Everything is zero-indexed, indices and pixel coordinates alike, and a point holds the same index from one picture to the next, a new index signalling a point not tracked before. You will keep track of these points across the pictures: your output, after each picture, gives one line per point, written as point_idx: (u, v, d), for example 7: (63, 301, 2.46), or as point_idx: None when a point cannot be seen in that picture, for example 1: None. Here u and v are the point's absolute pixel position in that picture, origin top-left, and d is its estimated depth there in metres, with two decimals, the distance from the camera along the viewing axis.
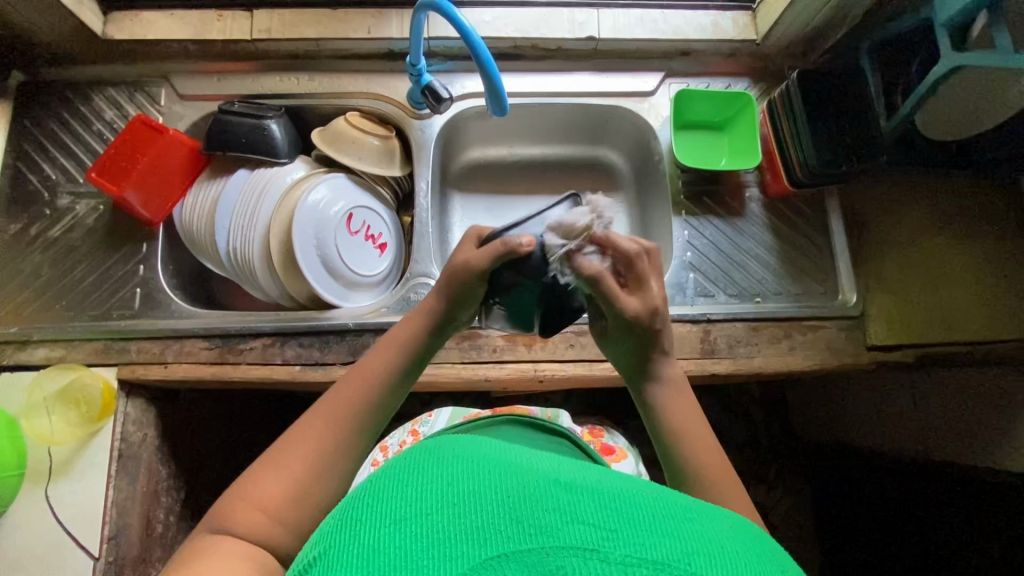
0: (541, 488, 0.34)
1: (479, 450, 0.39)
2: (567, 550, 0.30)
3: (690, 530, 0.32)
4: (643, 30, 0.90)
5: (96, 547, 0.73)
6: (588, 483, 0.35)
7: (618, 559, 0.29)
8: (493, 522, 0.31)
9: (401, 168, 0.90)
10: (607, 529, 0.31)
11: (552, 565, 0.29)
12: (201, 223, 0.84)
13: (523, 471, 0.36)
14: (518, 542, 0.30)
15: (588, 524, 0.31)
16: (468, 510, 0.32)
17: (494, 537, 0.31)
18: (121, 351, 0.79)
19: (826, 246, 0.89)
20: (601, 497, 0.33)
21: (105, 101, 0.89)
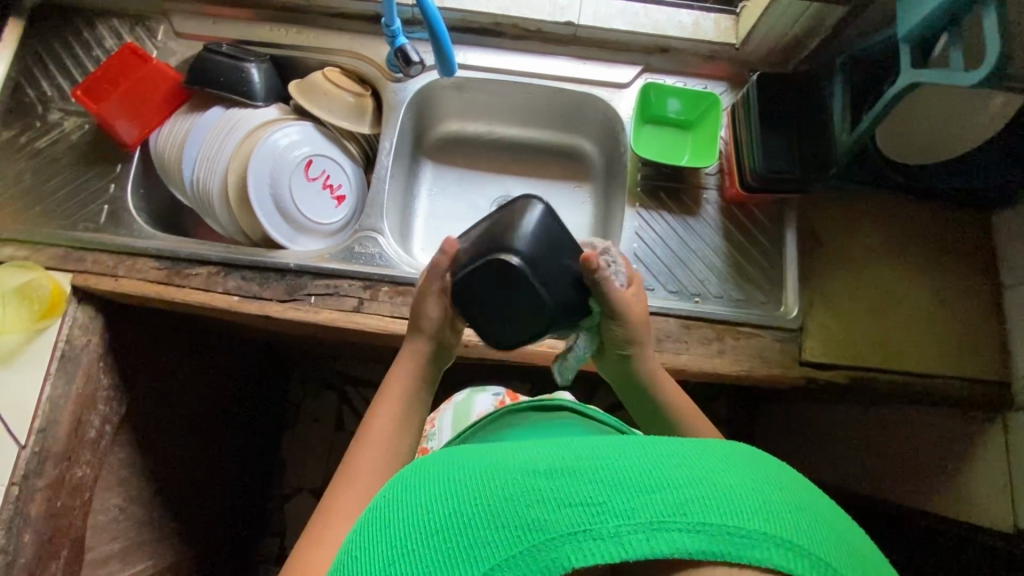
0: (522, 483, 0.35)
1: (461, 460, 0.40)
2: (562, 540, 0.33)
3: (678, 474, 0.34)
4: (623, 21, 0.92)
5: (24, 435, 0.78)
6: (564, 460, 0.36)
7: (609, 532, 0.32)
8: (481, 535, 0.34)
9: (371, 128, 0.93)
10: (594, 509, 0.33)
11: (549, 557, 0.32)
12: (172, 153, 0.88)
13: (505, 466, 0.37)
14: (515, 543, 0.33)
15: (574, 505, 0.33)
16: (454, 528, 0.35)
17: (485, 551, 0.33)
18: (79, 260, 0.84)
19: (777, 256, 0.87)
20: (583, 474, 0.35)
21: (108, 30, 0.95)
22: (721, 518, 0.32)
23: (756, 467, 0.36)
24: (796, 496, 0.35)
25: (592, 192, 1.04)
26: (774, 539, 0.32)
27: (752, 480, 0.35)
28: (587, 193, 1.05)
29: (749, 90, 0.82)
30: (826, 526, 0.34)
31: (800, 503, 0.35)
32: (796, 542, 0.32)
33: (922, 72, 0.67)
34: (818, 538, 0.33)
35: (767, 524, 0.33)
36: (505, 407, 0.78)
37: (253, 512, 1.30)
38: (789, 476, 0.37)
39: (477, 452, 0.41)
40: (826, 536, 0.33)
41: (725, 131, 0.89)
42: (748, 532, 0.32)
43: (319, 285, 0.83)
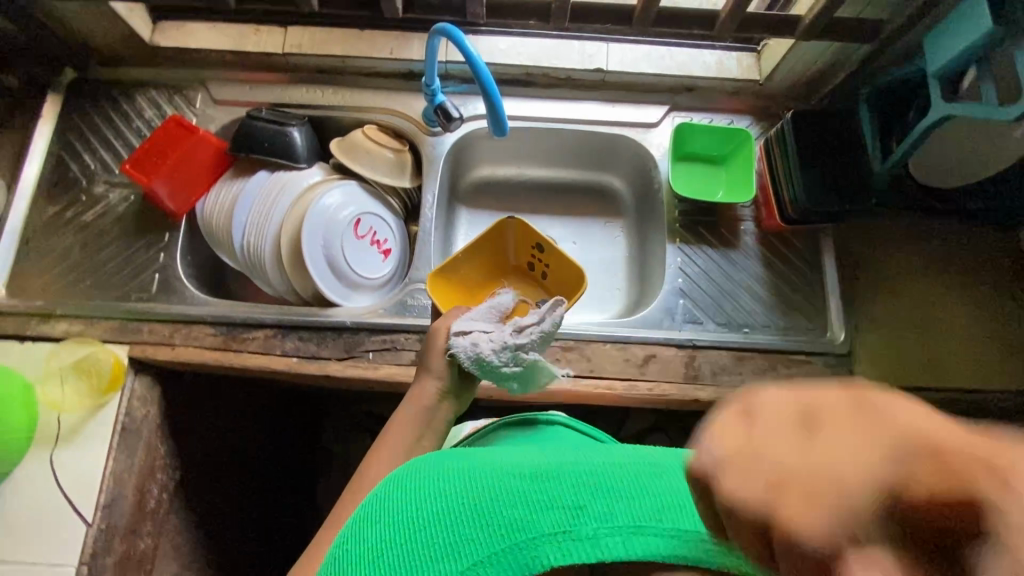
0: (519, 487, 0.49)
1: (469, 461, 0.54)
2: (542, 537, 0.45)
3: None
4: (649, 65, 0.95)
5: (91, 513, 0.77)
6: (551, 470, 0.50)
7: (587, 535, 0.45)
8: (483, 521, 0.47)
9: (411, 181, 0.95)
10: (574, 512, 0.46)
11: (532, 552, 0.45)
12: (221, 218, 0.90)
13: (499, 474, 0.51)
14: (505, 532, 0.46)
15: (559, 508, 0.46)
16: (460, 520, 0.48)
17: (482, 536, 0.47)
18: (135, 331, 0.85)
19: (819, 283, 0.89)
20: (568, 483, 0.48)
21: (147, 101, 0.97)
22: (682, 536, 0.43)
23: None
24: None
25: (625, 227, 1.06)
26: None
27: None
28: (620, 228, 1.07)
29: (784, 127, 0.85)
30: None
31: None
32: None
33: (954, 105, 0.70)
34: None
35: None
36: (497, 421, 0.79)
37: None
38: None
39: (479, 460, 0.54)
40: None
41: (759, 163, 0.92)
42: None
43: (376, 341, 0.84)
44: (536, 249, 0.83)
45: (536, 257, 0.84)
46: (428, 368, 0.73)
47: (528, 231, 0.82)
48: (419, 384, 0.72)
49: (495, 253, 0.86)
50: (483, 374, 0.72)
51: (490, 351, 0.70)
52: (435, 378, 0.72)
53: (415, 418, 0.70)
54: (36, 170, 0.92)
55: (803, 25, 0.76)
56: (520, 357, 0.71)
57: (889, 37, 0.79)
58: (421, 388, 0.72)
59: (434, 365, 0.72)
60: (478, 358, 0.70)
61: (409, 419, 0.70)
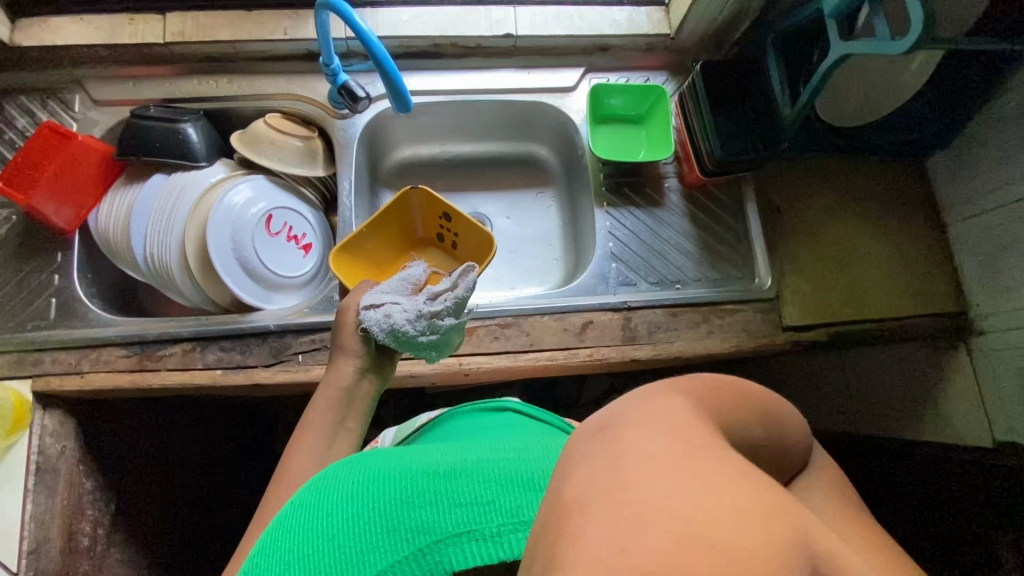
0: (419, 485, 0.43)
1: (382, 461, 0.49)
2: (446, 540, 0.39)
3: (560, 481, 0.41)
4: (559, 26, 0.92)
5: (14, 562, 0.72)
6: (464, 466, 0.44)
7: (494, 531, 0.39)
8: (385, 530, 0.40)
9: (325, 169, 0.90)
10: (481, 509, 0.40)
11: (435, 556, 0.39)
12: (117, 230, 0.83)
13: (405, 475, 0.45)
14: (406, 546, 0.40)
15: (467, 505, 0.40)
16: (362, 528, 0.41)
17: (383, 542, 0.40)
18: (36, 362, 0.78)
19: (744, 231, 0.91)
20: (477, 478, 0.42)
21: (17, 109, 0.87)
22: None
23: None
24: None
25: (556, 196, 1.05)
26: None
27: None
28: (551, 197, 1.05)
29: (694, 79, 0.85)
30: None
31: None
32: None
33: (852, 44, 0.71)
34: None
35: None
36: (450, 409, 0.79)
37: None
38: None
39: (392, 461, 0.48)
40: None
41: (677, 118, 0.91)
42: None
43: (305, 341, 0.80)
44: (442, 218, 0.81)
45: (443, 225, 0.81)
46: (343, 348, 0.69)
47: (431, 200, 0.79)
48: (336, 365, 0.68)
49: (399, 226, 0.82)
50: (398, 346, 0.70)
51: (405, 321, 0.68)
52: (354, 355, 0.69)
53: (334, 400, 0.67)
54: None
55: None
56: (437, 325, 0.69)
57: None
58: (337, 367, 0.69)
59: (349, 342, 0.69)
60: (392, 328, 0.67)
61: (326, 400, 0.66)
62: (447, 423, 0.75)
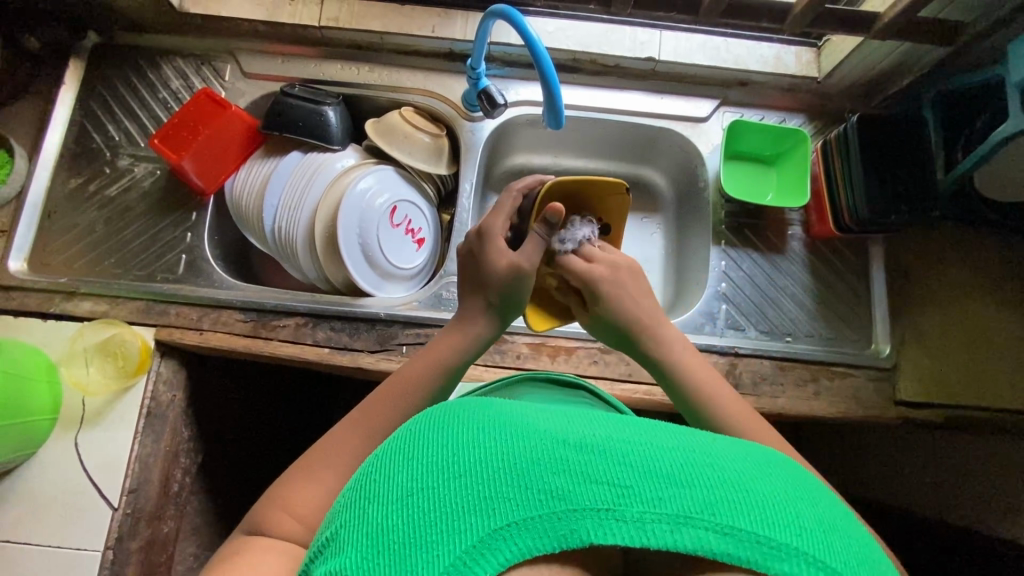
0: (551, 447, 0.35)
1: (489, 406, 0.41)
2: (582, 513, 0.33)
3: (711, 478, 0.35)
4: (703, 56, 0.90)
5: (117, 498, 0.76)
6: (593, 436, 0.37)
7: (634, 517, 0.33)
8: (504, 491, 0.34)
9: (447, 167, 0.91)
10: (623, 490, 0.34)
11: (567, 528, 0.33)
12: (251, 198, 0.86)
13: (531, 431, 0.37)
14: (533, 510, 0.33)
15: (604, 483, 0.34)
16: (476, 481, 0.34)
17: (504, 506, 0.33)
18: (161, 313, 0.82)
19: (866, 293, 0.87)
20: (613, 453, 0.35)
21: (173, 71, 0.92)
22: (753, 526, 0.33)
23: (784, 479, 0.37)
24: (834, 521, 0.36)
25: (662, 223, 1.03)
26: (805, 557, 0.32)
27: (780, 491, 0.35)
28: (658, 224, 1.03)
29: (846, 130, 0.81)
30: (857, 555, 0.34)
31: (828, 520, 0.35)
32: (828, 564, 0.32)
33: None
34: (835, 549, 0.33)
35: (799, 541, 0.33)
36: (520, 375, 0.76)
37: None
38: (829, 505, 0.37)
39: (499, 408, 0.41)
40: (847, 552, 0.34)
41: (813, 166, 0.87)
42: (776, 545, 0.32)
43: (409, 334, 0.81)
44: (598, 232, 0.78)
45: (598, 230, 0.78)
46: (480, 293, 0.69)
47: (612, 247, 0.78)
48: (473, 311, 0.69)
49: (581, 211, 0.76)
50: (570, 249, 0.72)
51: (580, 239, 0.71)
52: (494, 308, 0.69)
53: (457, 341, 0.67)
54: (57, 139, 0.89)
55: (882, 22, 0.71)
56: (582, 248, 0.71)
57: (968, 41, 0.74)
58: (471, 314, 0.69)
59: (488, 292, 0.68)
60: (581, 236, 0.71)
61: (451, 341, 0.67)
62: (516, 389, 0.72)
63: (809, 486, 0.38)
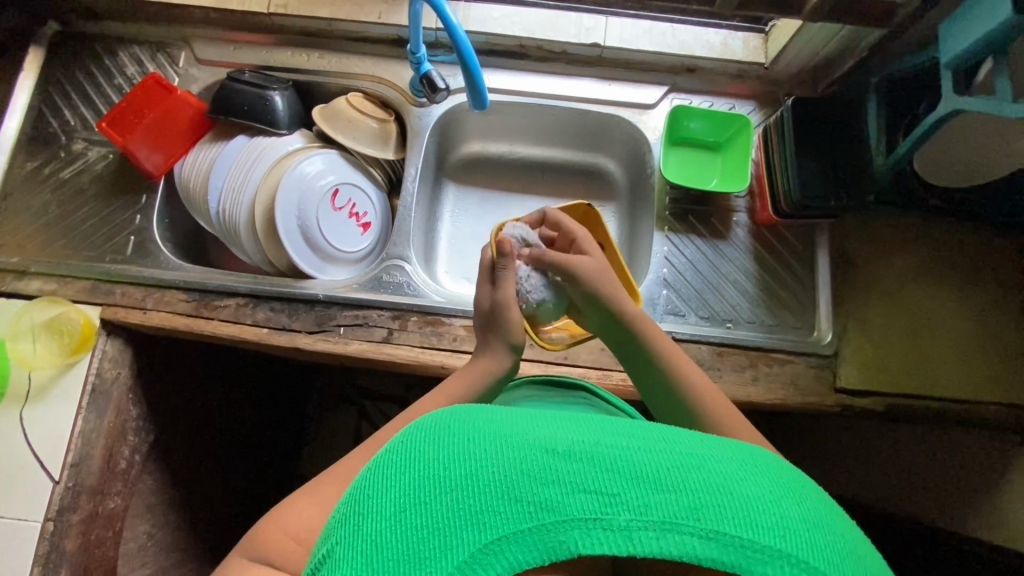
0: (538, 457, 0.36)
1: (481, 413, 0.42)
2: (571, 524, 0.34)
3: (695, 481, 0.35)
4: (649, 42, 0.90)
5: (58, 471, 0.78)
6: (581, 442, 0.37)
7: (621, 525, 0.34)
8: (496, 505, 0.34)
9: (395, 153, 0.92)
10: (609, 498, 0.34)
11: (556, 541, 0.34)
12: (197, 181, 0.87)
13: (518, 439, 0.38)
14: (525, 522, 0.34)
15: (594, 493, 0.34)
16: (469, 496, 0.35)
17: (496, 521, 0.34)
18: (107, 292, 0.84)
19: (809, 280, 0.86)
20: (602, 461, 0.36)
21: (129, 58, 0.94)
22: (735, 529, 0.34)
23: (769, 478, 0.38)
24: (818, 517, 0.37)
25: (616, 211, 1.03)
26: (785, 558, 0.34)
27: (767, 494, 0.36)
28: (612, 212, 1.04)
29: (783, 114, 0.80)
30: (837, 549, 0.36)
31: (811, 517, 0.36)
32: (806, 560, 0.34)
33: (965, 99, 0.65)
34: (813, 546, 0.35)
35: (780, 543, 0.34)
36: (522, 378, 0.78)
37: None
38: (813, 500, 0.38)
39: (487, 414, 0.41)
40: (828, 546, 0.36)
41: (757, 152, 0.87)
42: (759, 547, 0.34)
43: (348, 316, 0.82)
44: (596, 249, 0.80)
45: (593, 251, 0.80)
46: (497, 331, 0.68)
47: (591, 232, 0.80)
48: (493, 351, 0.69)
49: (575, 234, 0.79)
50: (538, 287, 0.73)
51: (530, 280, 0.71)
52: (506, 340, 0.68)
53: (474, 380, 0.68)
54: (15, 124, 0.91)
55: (811, 3, 0.70)
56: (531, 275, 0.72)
57: (902, 22, 0.73)
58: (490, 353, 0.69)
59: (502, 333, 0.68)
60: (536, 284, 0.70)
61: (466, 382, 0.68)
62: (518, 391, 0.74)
63: (796, 481, 0.39)
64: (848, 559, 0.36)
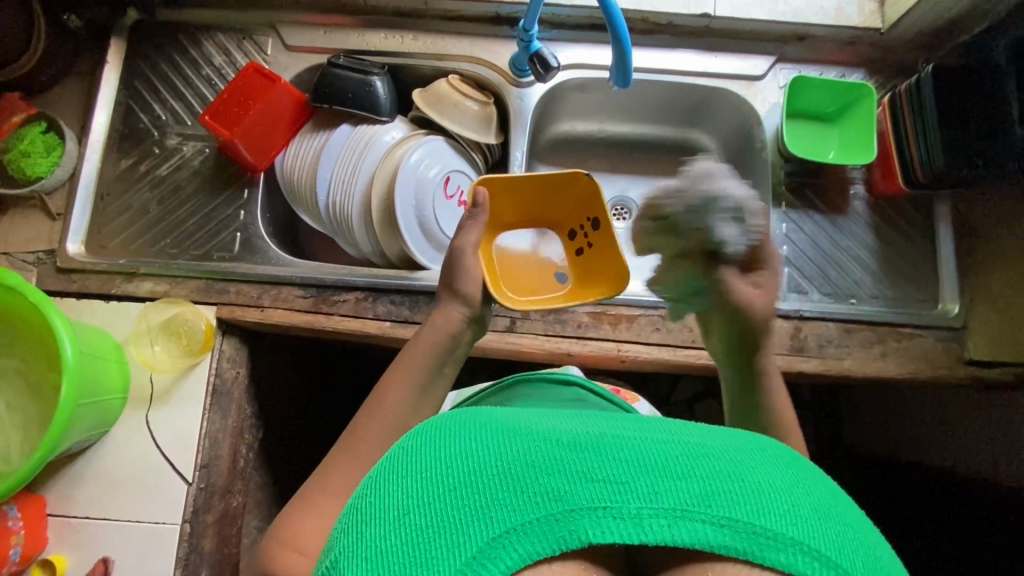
0: (542, 450, 0.35)
1: (484, 414, 0.41)
2: (580, 514, 0.33)
3: (703, 467, 0.34)
4: (760, 9, 0.87)
5: (190, 472, 0.77)
6: (586, 434, 0.37)
7: (631, 514, 0.33)
8: (502, 499, 0.33)
9: (496, 137, 0.89)
10: (616, 486, 0.33)
11: (565, 530, 0.33)
12: (303, 174, 0.85)
13: (521, 435, 0.37)
14: (532, 512, 0.33)
15: (602, 481, 0.33)
16: (475, 491, 0.34)
17: (504, 514, 0.33)
18: (221, 291, 0.82)
19: (931, 251, 0.85)
20: (611, 449, 0.35)
21: (215, 46, 0.90)
22: (749, 516, 0.32)
23: (784, 471, 0.36)
24: (832, 508, 0.35)
25: None
26: (800, 546, 0.32)
27: (780, 481, 0.35)
28: None
29: (919, 81, 0.77)
30: (852, 537, 0.34)
31: (826, 507, 0.35)
32: (825, 553, 0.32)
33: None
34: (828, 536, 0.33)
35: (795, 531, 0.32)
36: (516, 375, 0.77)
37: None
38: (829, 489, 0.37)
39: (490, 414, 0.41)
40: (843, 541, 0.33)
41: (879, 122, 0.84)
42: (774, 534, 0.32)
43: None
44: (588, 224, 0.74)
45: (587, 228, 0.74)
46: (453, 290, 0.69)
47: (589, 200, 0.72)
48: (443, 309, 0.68)
49: (546, 202, 0.75)
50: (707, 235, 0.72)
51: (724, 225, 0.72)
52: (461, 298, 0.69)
53: (438, 343, 0.67)
54: (105, 120, 0.88)
55: None
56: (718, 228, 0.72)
57: None
58: (445, 311, 0.68)
59: (457, 282, 0.69)
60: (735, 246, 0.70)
61: (428, 344, 0.66)
62: (515, 390, 0.73)
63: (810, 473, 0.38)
64: (868, 549, 0.34)
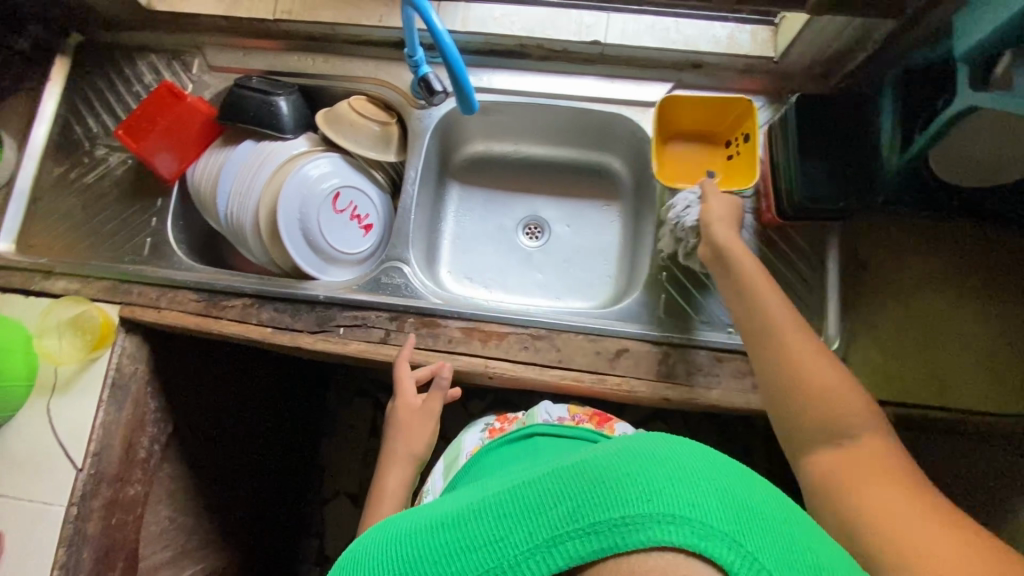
0: (439, 537, 0.38)
1: (409, 522, 0.44)
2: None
3: (564, 489, 0.35)
4: (652, 39, 0.89)
5: (81, 458, 0.83)
6: (473, 507, 0.39)
7: (511, 562, 0.34)
8: None
9: (397, 154, 0.94)
10: (495, 544, 0.35)
11: None
12: (207, 185, 0.91)
13: (426, 531, 0.40)
14: None
15: (482, 547, 0.35)
16: None
17: None
18: (125, 292, 0.89)
19: (819, 284, 0.82)
20: (489, 512, 0.37)
21: (147, 66, 0.98)
22: (606, 514, 0.33)
23: (640, 451, 0.36)
24: (692, 472, 0.35)
25: (621, 210, 1.02)
26: (655, 520, 0.32)
27: (635, 466, 0.35)
28: (617, 212, 1.02)
29: (788, 112, 0.78)
30: (717, 492, 0.34)
31: (684, 472, 0.34)
32: (687, 518, 0.32)
33: (982, 96, 0.61)
34: (692, 501, 0.33)
35: (651, 507, 0.32)
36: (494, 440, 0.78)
37: (296, 521, 1.33)
38: (691, 450, 0.36)
39: (415, 520, 0.44)
40: (705, 499, 0.33)
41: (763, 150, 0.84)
42: (632, 520, 0.32)
43: (347, 316, 0.84)
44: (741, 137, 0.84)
45: (737, 140, 0.85)
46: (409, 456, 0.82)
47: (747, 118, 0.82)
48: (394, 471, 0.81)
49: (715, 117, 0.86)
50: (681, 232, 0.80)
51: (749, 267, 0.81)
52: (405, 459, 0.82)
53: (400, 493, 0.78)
54: (44, 132, 0.96)
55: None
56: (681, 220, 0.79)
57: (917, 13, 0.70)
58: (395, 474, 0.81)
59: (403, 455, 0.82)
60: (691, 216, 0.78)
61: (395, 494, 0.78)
62: (483, 458, 0.74)
63: (677, 444, 0.37)
64: (730, 498, 0.33)
